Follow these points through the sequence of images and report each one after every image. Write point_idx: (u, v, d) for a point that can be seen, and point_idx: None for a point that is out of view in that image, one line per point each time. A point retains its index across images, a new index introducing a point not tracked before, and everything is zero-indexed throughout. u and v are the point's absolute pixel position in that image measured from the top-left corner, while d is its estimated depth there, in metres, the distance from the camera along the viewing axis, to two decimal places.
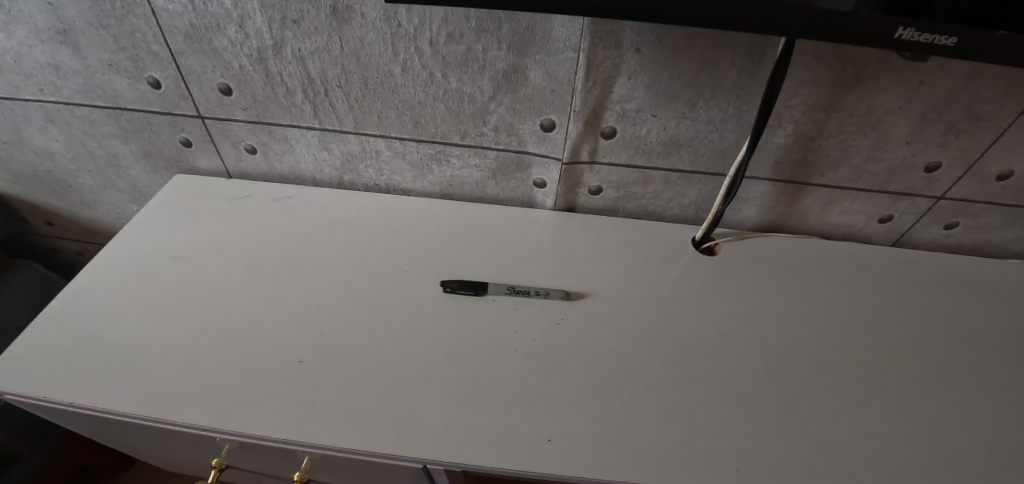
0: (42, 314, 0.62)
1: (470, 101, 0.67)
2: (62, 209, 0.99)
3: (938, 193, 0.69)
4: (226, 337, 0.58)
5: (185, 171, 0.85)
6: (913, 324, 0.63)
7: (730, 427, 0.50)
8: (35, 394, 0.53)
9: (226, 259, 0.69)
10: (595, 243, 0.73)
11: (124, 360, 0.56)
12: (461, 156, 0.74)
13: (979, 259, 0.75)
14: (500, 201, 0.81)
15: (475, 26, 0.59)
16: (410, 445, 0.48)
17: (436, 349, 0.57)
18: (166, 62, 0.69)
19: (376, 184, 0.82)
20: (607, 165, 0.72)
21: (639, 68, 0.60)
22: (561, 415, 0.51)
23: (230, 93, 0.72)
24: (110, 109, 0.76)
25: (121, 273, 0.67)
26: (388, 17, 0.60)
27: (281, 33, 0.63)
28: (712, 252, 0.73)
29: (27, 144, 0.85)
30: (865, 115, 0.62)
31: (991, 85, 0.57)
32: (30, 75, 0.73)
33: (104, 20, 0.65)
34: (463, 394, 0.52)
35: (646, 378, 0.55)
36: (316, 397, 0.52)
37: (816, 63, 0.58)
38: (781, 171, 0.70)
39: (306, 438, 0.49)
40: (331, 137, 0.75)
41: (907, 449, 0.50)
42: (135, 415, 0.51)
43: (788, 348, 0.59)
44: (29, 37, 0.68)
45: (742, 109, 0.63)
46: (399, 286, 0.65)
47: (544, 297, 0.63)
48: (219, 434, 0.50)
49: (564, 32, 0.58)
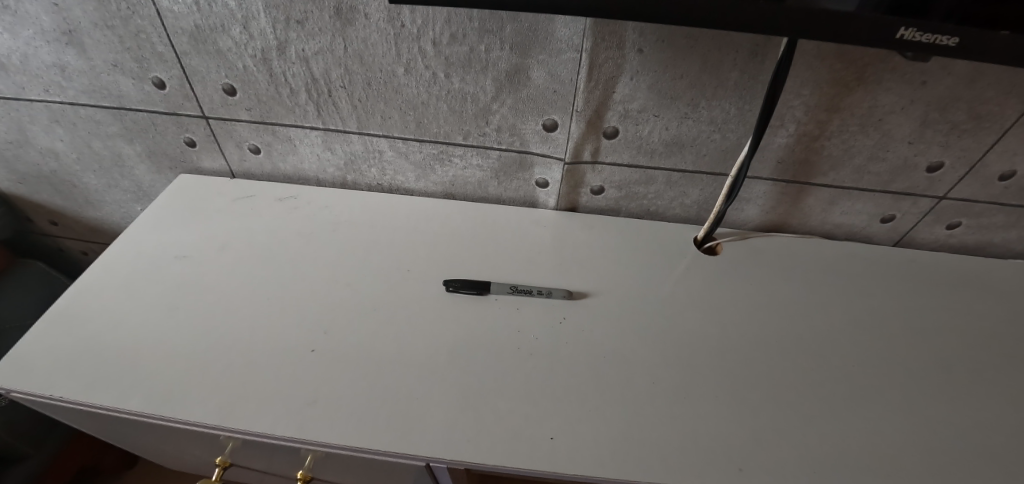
0: (49, 313, 0.62)
1: (473, 101, 0.67)
2: (66, 209, 0.99)
3: (940, 193, 0.69)
4: (230, 336, 0.59)
5: (189, 171, 0.86)
6: (915, 324, 0.63)
7: (732, 426, 0.51)
8: (42, 392, 0.54)
9: (230, 258, 0.69)
10: (597, 243, 0.73)
11: (129, 358, 0.56)
12: (464, 156, 0.75)
13: (981, 259, 0.75)
14: (503, 201, 0.81)
15: (478, 26, 0.59)
16: (414, 443, 0.48)
17: (439, 348, 0.57)
18: (170, 63, 0.69)
19: (379, 184, 0.82)
20: (610, 165, 0.72)
21: (641, 69, 0.60)
22: (564, 413, 0.51)
23: (234, 93, 0.72)
24: (115, 109, 0.77)
25: (125, 272, 0.67)
26: (391, 17, 0.60)
27: (285, 34, 0.64)
28: (714, 252, 0.73)
29: (32, 144, 0.85)
30: (868, 115, 0.62)
31: (993, 85, 0.57)
32: (35, 76, 0.74)
33: (109, 21, 0.66)
34: (466, 393, 0.53)
35: (648, 377, 0.55)
36: (319, 395, 0.52)
37: (818, 63, 0.58)
38: (783, 171, 0.70)
39: (310, 436, 0.49)
40: (334, 138, 0.75)
41: (908, 448, 0.50)
42: (141, 414, 0.52)
43: (789, 348, 0.59)
44: (34, 38, 0.69)
45: (745, 109, 0.63)
46: (402, 285, 0.65)
47: (547, 296, 0.64)
48: (225, 432, 0.51)
49: (566, 32, 0.59)
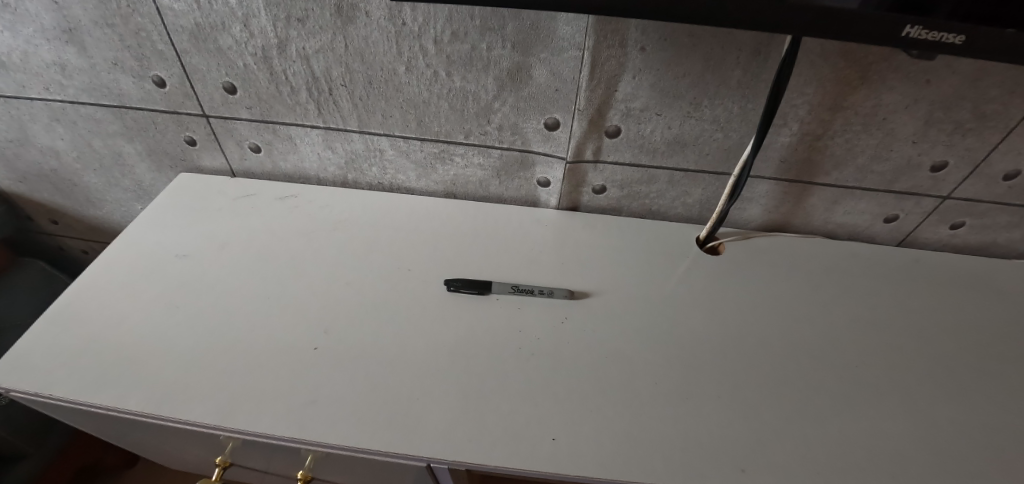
0: (48, 312, 0.62)
1: (474, 100, 0.67)
2: (67, 207, 0.99)
3: (944, 193, 0.69)
4: (230, 336, 0.58)
5: (190, 170, 0.86)
6: (918, 324, 0.63)
7: (734, 428, 0.50)
8: (42, 392, 0.53)
9: (230, 257, 0.69)
10: (598, 243, 0.73)
11: (130, 358, 0.56)
12: (465, 155, 0.74)
13: (985, 259, 0.74)
14: (504, 200, 0.81)
15: (479, 24, 0.59)
16: (415, 443, 0.48)
17: (439, 348, 0.57)
18: (171, 61, 0.69)
19: (380, 183, 0.82)
20: (611, 164, 0.72)
21: (643, 67, 0.60)
22: (565, 414, 0.51)
23: (234, 92, 0.72)
24: (115, 107, 0.77)
25: (125, 271, 0.67)
26: (392, 15, 0.60)
27: (286, 32, 0.63)
28: (716, 252, 0.73)
29: (32, 143, 0.85)
30: (871, 114, 0.61)
31: (998, 84, 0.57)
32: (35, 74, 0.74)
33: (109, 19, 0.66)
34: (468, 393, 0.52)
35: (650, 377, 0.55)
36: (320, 395, 0.52)
37: (821, 62, 0.57)
38: (786, 170, 0.70)
39: (311, 436, 0.49)
40: (335, 136, 0.75)
41: (911, 449, 0.50)
42: (141, 413, 0.51)
43: (792, 348, 0.59)
44: (35, 36, 0.69)
45: (748, 108, 0.63)
46: (403, 284, 0.65)
47: (548, 296, 0.63)
48: (224, 432, 0.50)
49: (568, 30, 0.58)
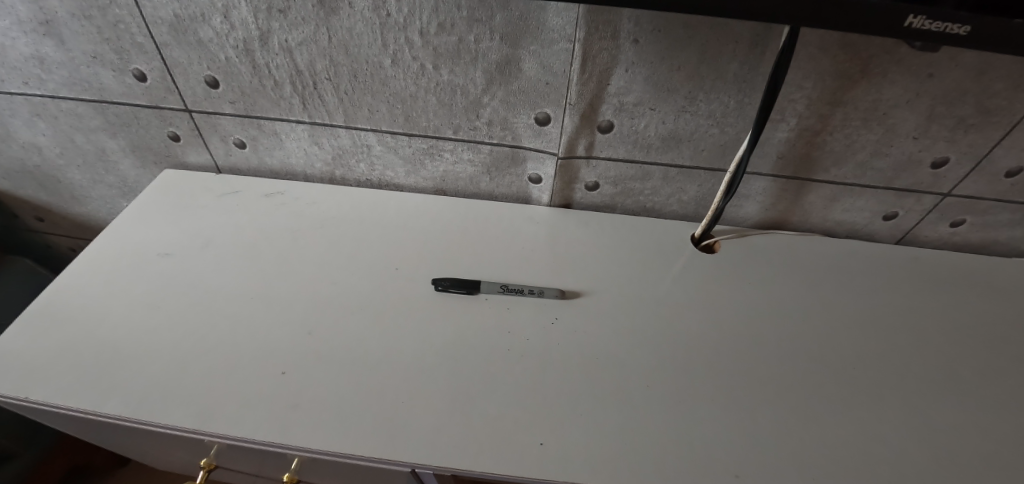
0: (27, 311, 0.60)
1: (463, 94, 0.65)
2: (51, 204, 0.97)
3: (944, 190, 0.68)
4: (212, 337, 0.57)
5: (175, 166, 0.84)
6: (916, 323, 0.62)
7: (728, 429, 0.49)
8: (18, 395, 0.52)
9: (214, 256, 0.67)
10: (591, 240, 0.71)
11: (111, 359, 0.54)
12: (454, 150, 0.73)
13: (986, 257, 0.73)
14: (495, 197, 0.79)
15: (466, 15, 0.57)
16: (398, 448, 0.47)
17: (427, 349, 0.55)
18: (151, 54, 0.67)
19: (369, 180, 0.80)
20: (604, 160, 0.70)
21: (637, 60, 0.58)
22: (555, 419, 0.49)
23: (217, 85, 0.70)
24: (96, 102, 0.75)
25: (108, 270, 0.65)
26: (377, 6, 0.58)
27: (268, 24, 0.61)
28: (711, 251, 0.72)
29: (14, 138, 0.83)
30: (872, 108, 0.60)
31: (1002, 78, 0.55)
32: (14, 68, 0.72)
33: (86, 10, 0.63)
34: (455, 396, 0.51)
35: (643, 380, 0.53)
36: (303, 398, 0.51)
37: (821, 54, 0.55)
38: (784, 166, 0.68)
39: (292, 440, 0.47)
40: (322, 132, 0.73)
41: (911, 453, 0.49)
42: (120, 417, 0.50)
43: (788, 348, 0.58)
44: (11, 28, 0.67)
45: (744, 103, 0.61)
46: (391, 283, 0.63)
47: (538, 296, 0.62)
48: (205, 437, 0.49)
49: (558, 22, 0.56)
